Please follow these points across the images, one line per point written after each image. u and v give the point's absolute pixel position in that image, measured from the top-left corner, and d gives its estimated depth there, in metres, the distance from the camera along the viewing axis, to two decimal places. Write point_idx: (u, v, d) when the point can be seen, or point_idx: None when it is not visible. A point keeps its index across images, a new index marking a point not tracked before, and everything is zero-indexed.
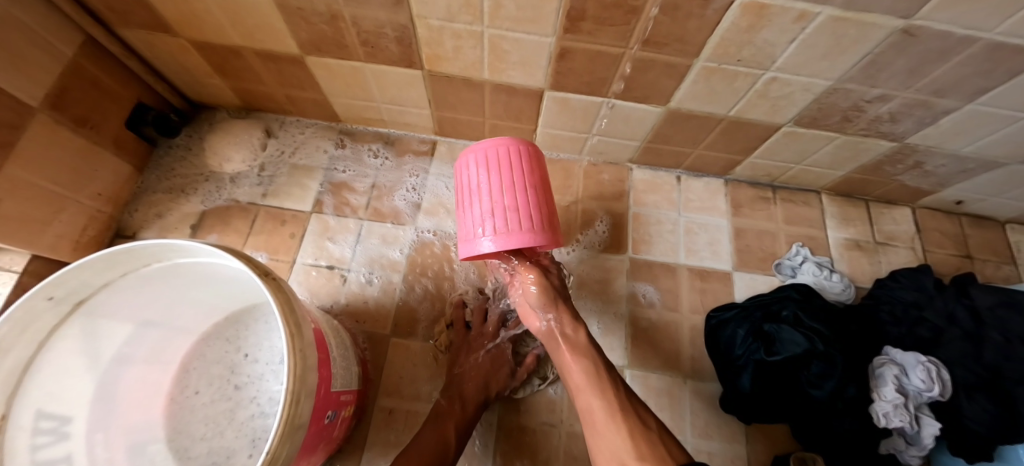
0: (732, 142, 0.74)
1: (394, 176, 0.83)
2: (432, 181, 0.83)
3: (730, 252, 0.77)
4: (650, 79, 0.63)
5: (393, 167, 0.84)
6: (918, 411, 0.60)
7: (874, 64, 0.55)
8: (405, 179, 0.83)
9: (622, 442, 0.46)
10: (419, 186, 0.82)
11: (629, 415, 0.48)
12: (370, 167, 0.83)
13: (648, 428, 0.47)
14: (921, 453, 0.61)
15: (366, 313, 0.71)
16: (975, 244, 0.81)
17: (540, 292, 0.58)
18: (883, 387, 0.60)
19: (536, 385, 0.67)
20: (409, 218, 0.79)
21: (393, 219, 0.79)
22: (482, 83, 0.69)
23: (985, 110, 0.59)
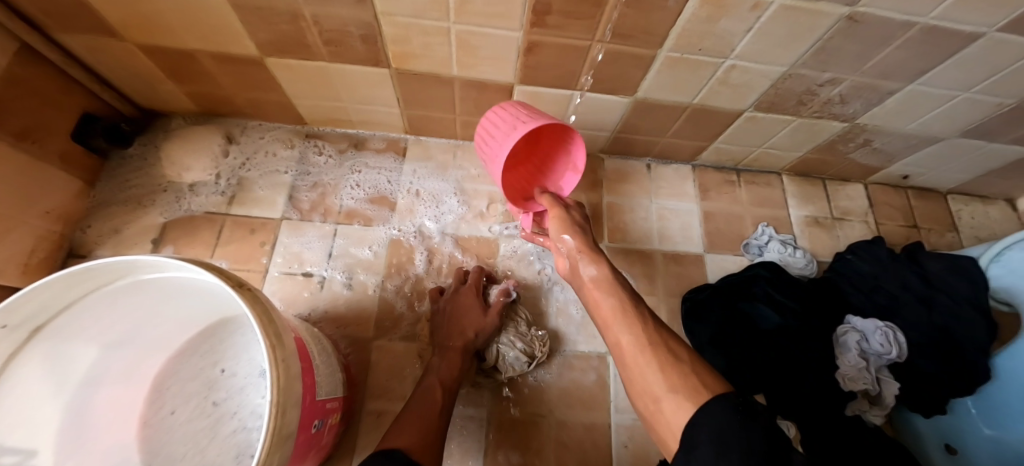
0: (697, 128, 0.76)
1: (335, 172, 0.81)
2: (382, 180, 0.81)
3: (701, 235, 0.80)
4: (618, 70, 0.64)
5: (336, 164, 0.82)
6: (879, 373, 0.66)
7: (824, 50, 0.58)
8: (348, 176, 0.81)
9: (652, 376, 0.40)
10: (363, 182, 0.81)
11: (657, 347, 0.43)
12: (323, 168, 0.81)
13: (679, 358, 0.41)
14: (882, 412, 0.67)
15: (345, 318, 0.70)
16: (921, 214, 0.87)
17: (560, 224, 0.60)
18: (847, 350, 0.65)
19: (522, 367, 0.65)
20: (376, 218, 0.78)
21: (360, 220, 0.77)
22: (451, 80, 0.69)
23: (925, 89, 0.64)
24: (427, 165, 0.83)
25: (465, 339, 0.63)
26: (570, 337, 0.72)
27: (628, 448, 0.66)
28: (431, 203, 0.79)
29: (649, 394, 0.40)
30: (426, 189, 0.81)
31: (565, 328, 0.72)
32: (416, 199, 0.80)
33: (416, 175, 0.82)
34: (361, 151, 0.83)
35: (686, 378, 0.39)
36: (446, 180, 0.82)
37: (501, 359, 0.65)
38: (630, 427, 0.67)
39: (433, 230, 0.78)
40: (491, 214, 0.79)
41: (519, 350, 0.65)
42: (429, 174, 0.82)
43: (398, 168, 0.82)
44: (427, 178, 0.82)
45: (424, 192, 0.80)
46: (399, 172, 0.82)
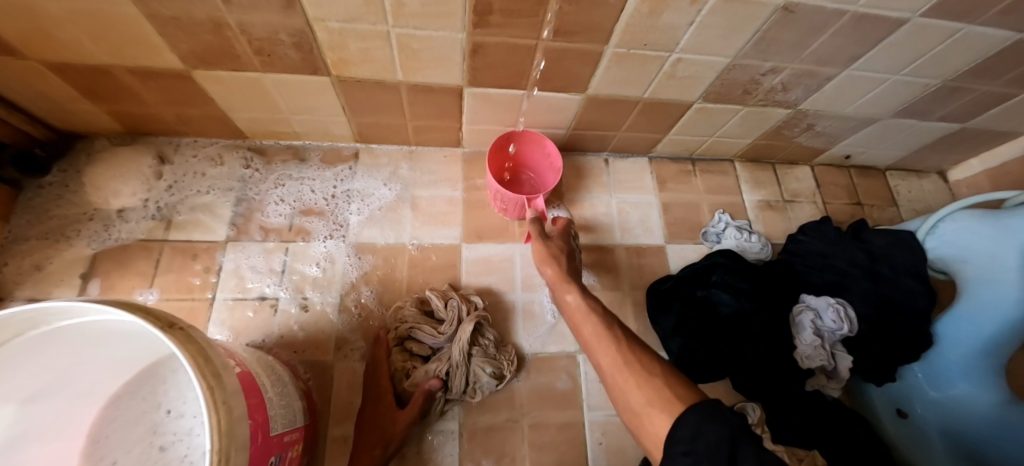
0: (651, 122, 0.77)
1: (259, 188, 0.76)
2: (308, 194, 0.76)
3: (661, 226, 0.81)
4: (566, 68, 0.63)
5: (259, 178, 0.77)
6: (834, 348, 0.69)
7: (764, 40, 0.59)
8: (270, 191, 0.76)
9: (634, 394, 0.39)
10: (287, 196, 0.76)
11: (633, 367, 0.41)
12: (260, 185, 0.76)
13: (651, 372, 0.40)
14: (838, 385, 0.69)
15: (302, 342, 0.67)
16: (863, 191, 0.92)
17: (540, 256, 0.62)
18: (802, 330, 0.68)
19: (492, 386, 0.64)
20: (313, 232, 0.74)
21: (301, 237, 0.73)
22: (397, 85, 0.66)
23: (859, 75, 0.67)
24: (352, 165, 0.79)
25: (388, 393, 0.61)
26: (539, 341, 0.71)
27: (604, 445, 0.66)
28: (356, 199, 0.77)
29: (630, 410, 0.39)
30: (353, 188, 0.77)
31: (533, 332, 0.72)
32: (341, 204, 0.76)
33: (341, 175, 0.78)
34: (299, 164, 0.79)
35: (660, 391, 0.38)
36: (374, 178, 0.79)
37: (472, 384, 0.64)
38: (605, 424, 0.68)
39: (355, 222, 0.75)
40: (452, 221, 0.77)
41: (490, 373, 0.64)
42: (356, 173, 0.79)
43: (323, 176, 0.78)
44: (376, 187, 0.78)
45: (355, 194, 0.77)
46: (322, 180, 0.78)
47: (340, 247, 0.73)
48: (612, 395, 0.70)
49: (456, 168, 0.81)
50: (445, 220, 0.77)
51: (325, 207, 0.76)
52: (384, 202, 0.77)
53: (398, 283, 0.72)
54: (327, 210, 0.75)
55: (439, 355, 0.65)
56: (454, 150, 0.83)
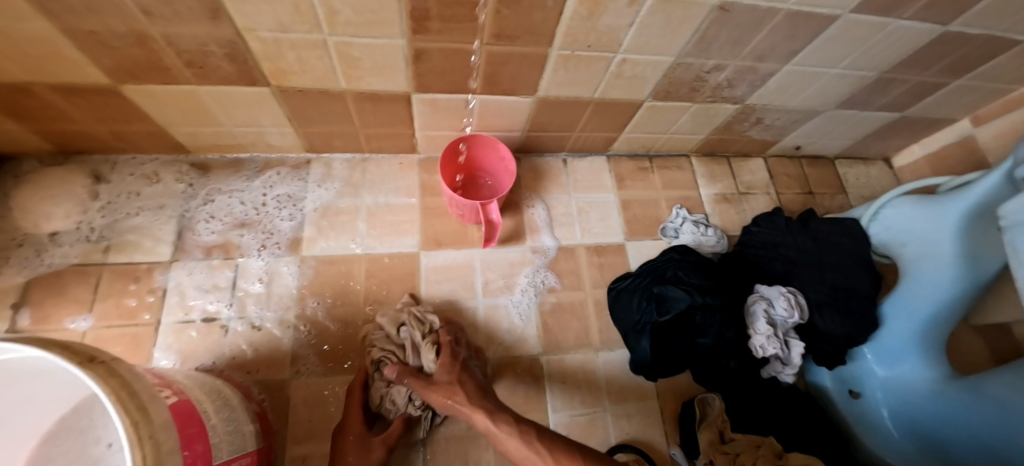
0: (604, 121, 0.77)
1: (189, 205, 0.73)
2: (237, 207, 0.74)
3: (621, 224, 0.82)
4: (512, 71, 0.63)
5: (195, 194, 0.74)
6: (788, 336, 0.70)
7: (704, 39, 0.60)
8: (199, 208, 0.73)
9: None
10: (218, 212, 0.73)
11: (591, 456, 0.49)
12: (191, 202, 0.73)
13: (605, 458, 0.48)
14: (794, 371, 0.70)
15: (255, 362, 0.65)
16: (814, 181, 0.95)
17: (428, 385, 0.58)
18: (756, 320, 0.69)
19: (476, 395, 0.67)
20: (247, 252, 0.71)
21: (229, 254, 0.70)
22: (342, 93, 0.64)
23: (799, 69, 0.69)
24: (279, 169, 0.77)
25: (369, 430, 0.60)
26: (502, 346, 0.71)
27: None
28: (288, 204, 0.75)
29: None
30: (282, 193, 0.76)
31: (495, 337, 0.71)
32: (272, 212, 0.74)
33: (268, 182, 0.76)
34: (234, 177, 0.76)
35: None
36: (303, 181, 0.77)
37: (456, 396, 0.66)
38: (569, 424, 0.68)
39: (287, 229, 0.73)
40: (409, 229, 0.76)
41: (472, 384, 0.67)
42: (283, 178, 0.77)
43: (250, 187, 0.75)
44: (320, 197, 0.76)
45: (283, 201, 0.75)
46: (248, 191, 0.75)
47: (276, 259, 0.71)
48: (574, 395, 0.70)
49: (412, 175, 0.80)
50: (402, 228, 0.76)
51: (255, 218, 0.73)
52: (320, 202, 0.76)
53: (355, 295, 0.70)
54: (257, 221, 0.73)
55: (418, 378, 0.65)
56: (409, 157, 0.81)
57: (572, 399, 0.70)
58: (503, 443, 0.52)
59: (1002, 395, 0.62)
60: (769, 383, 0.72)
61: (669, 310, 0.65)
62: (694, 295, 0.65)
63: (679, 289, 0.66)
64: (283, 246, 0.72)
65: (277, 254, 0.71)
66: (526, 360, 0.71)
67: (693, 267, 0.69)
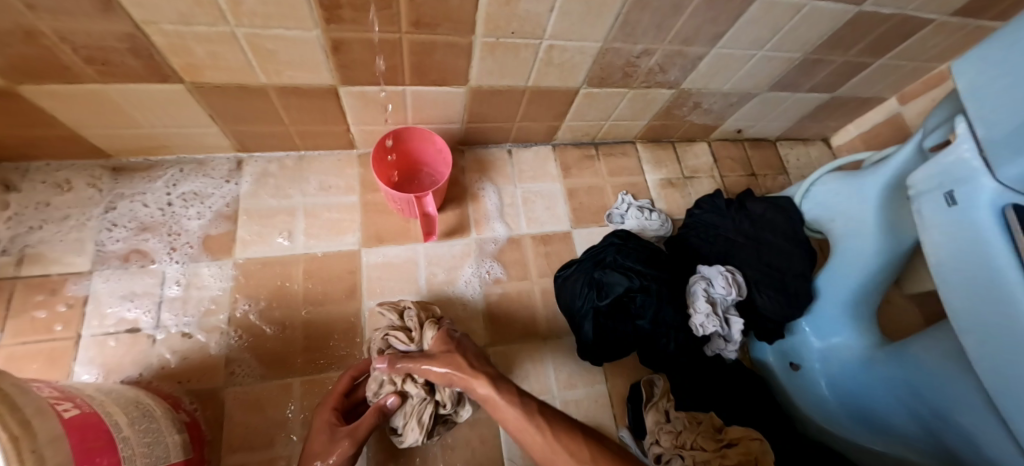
0: (543, 110, 0.77)
1: (86, 213, 0.69)
2: (140, 210, 0.70)
3: (566, 212, 0.82)
4: (439, 60, 0.62)
5: (101, 200, 0.70)
6: (728, 313, 0.71)
7: (627, 23, 0.60)
8: (95, 215, 0.69)
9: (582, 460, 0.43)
10: (121, 219, 0.70)
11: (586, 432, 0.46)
12: (96, 209, 0.69)
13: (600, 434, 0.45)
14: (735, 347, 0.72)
15: (189, 371, 0.62)
16: (757, 162, 0.97)
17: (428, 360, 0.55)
18: (697, 299, 0.69)
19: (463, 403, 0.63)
20: (158, 258, 0.68)
21: (138, 261, 0.67)
22: (264, 89, 0.62)
23: (726, 52, 0.70)
24: (180, 166, 0.74)
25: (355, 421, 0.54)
26: None
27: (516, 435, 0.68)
28: (194, 201, 0.72)
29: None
30: (187, 190, 0.73)
31: None
32: (177, 211, 0.71)
33: (171, 180, 0.73)
34: (138, 180, 0.72)
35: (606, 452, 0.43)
36: (209, 178, 0.74)
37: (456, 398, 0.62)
38: None
39: (195, 227, 0.71)
40: (349, 228, 0.75)
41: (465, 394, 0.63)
42: (187, 175, 0.74)
43: (152, 189, 0.72)
44: (251, 199, 0.74)
45: (188, 199, 0.72)
46: (151, 193, 0.72)
47: (192, 262, 0.68)
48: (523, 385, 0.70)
49: (351, 172, 0.79)
50: (342, 227, 0.74)
51: (160, 220, 0.70)
52: (229, 198, 0.73)
53: (293, 297, 0.68)
54: (161, 223, 0.70)
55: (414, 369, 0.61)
56: (348, 153, 0.80)
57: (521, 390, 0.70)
58: (502, 411, 0.50)
59: (919, 353, 0.62)
60: (713, 360, 0.73)
61: (609, 294, 0.66)
62: (631, 279, 0.66)
63: (617, 274, 0.67)
64: (195, 246, 0.69)
65: (191, 257, 0.68)
66: None
67: (632, 250, 0.71)
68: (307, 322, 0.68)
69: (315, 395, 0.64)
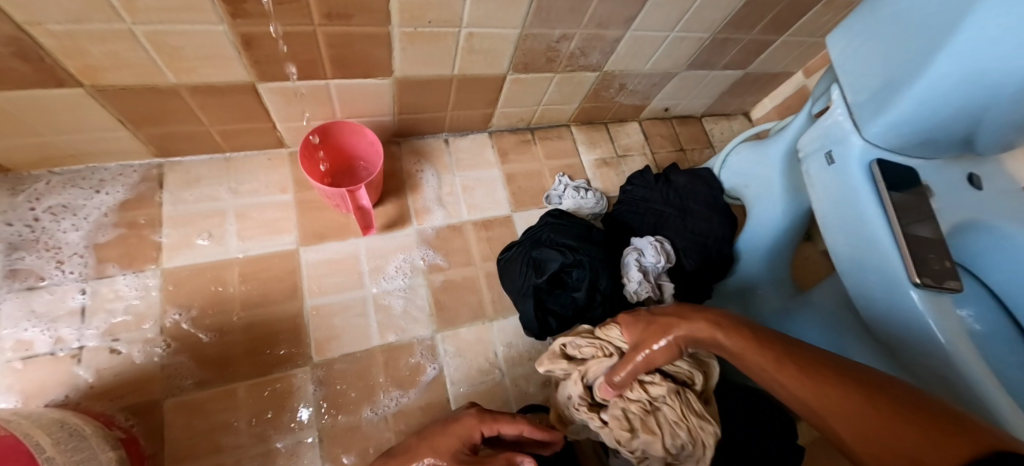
0: (474, 96, 0.79)
1: None
2: (2, 230, 0.64)
3: (506, 196, 0.86)
4: (359, 52, 0.62)
5: None
6: (661, 280, 0.75)
7: (541, 9, 0.62)
8: None
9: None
10: None
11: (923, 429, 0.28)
12: None
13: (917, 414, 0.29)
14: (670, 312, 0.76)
15: (122, 386, 0.59)
16: (685, 138, 1.04)
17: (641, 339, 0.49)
18: (631, 268, 0.74)
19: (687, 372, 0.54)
20: (45, 274, 0.63)
21: (23, 280, 0.62)
22: (174, 88, 0.60)
23: (641, 34, 0.74)
24: (47, 178, 0.68)
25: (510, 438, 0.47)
26: (396, 331, 0.71)
27: None
28: (65, 214, 0.67)
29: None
30: (55, 204, 0.67)
31: (388, 321, 0.71)
32: (48, 226, 0.66)
33: (33, 195, 0.67)
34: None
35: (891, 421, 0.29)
36: (79, 188, 0.69)
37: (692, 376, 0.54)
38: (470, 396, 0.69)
39: (73, 240, 0.66)
40: (285, 227, 0.74)
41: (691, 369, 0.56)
42: (53, 187, 0.68)
43: (12, 204, 0.65)
44: (177, 204, 0.72)
45: (67, 210, 0.67)
46: (11, 209, 0.65)
47: (84, 275, 0.64)
48: (473, 367, 0.72)
49: (283, 170, 0.78)
50: (278, 227, 0.74)
51: (29, 238, 0.65)
52: (106, 207, 0.69)
53: (231, 302, 0.67)
54: (32, 240, 0.65)
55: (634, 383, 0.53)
56: (278, 152, 0.79)
57: (471, 371, 0.71)
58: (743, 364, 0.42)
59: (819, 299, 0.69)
60: None
61: (546, 271, 0.69)
62: (565, 255, 0.70)
63: (552, 251, 0.70)
64: (84, 258, 0.65)
65: (86, 267, 0.65)
66: (421, 340, 0.72)
67: (567, 227, 0.74)
68: (248, 325, 0.66)
69: (264, 396, 0.62)
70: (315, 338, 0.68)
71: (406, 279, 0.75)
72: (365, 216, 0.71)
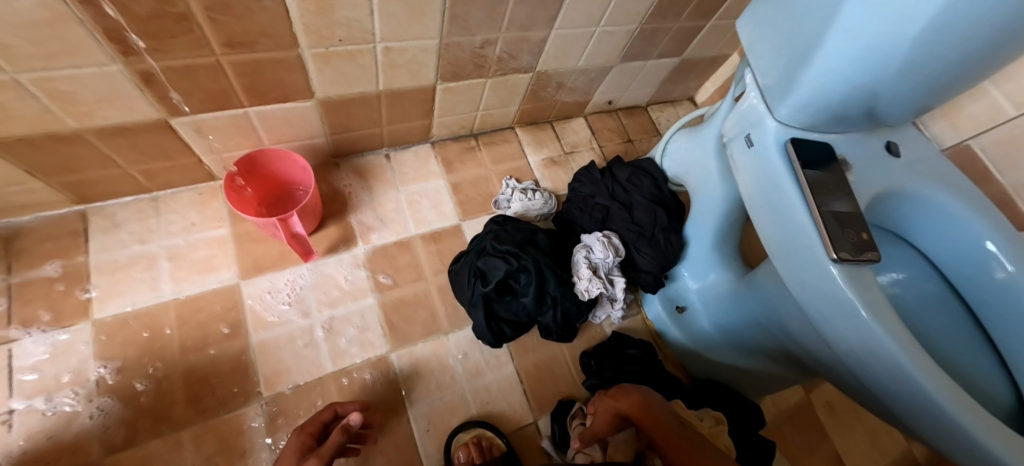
0: (406, 109, 0.78)
1: None
2: None
3: (453, 206, 0.87)
4: (271, 76, 0.60)
5: None
6: (612, 275, 0.76)
7: (457, 17, 0.61)
8: None
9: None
10: None
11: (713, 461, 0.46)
12: None
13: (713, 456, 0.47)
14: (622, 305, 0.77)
15: (51, 451, 0.57)
16: (631, 129, 1.07)
17: (608, 423, 0.58)
18: (579, 266, 0.74)
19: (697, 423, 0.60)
20: None
21: None
22: (78, 133, 0.57)
23: (566, 32, 0.73)
24: None
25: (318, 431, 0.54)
26: (349, 357, 0.70)
27: (431, 432, 0.68)
28: None
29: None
30: None
31: (340, 347, 0.70)
32: None
33: None
34: None
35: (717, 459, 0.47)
36: None
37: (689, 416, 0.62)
38: (429, 413, 0.69)
39: None
40: (223, 263, 0.73)
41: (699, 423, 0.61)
42: None
43: None
44: (104, 253, 0.70)
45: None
46: None
47: None
48: (431, 383, 0.71)
49: (215, 204, 0.77)
50: (217, 262, 0.73)
51: None
52: None
53: (169, 347, 0.65)
54: None
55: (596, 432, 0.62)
56: (211, 185, 0.78)
57: (428, 389, 0.71)
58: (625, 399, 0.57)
59: (762, 277, 0.68)
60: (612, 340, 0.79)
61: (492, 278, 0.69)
62: (507, 262, 0.70)
63: (496, 259, 0.70)
64: None
65: None
66: (373, 361, 0.71)
67: (513, 232, 0.74)
68: (190, 369, 0.64)
69: (212, 440, 0.61)
70: (263, 374, 0.66)
71: (295, 292, 0.73)
72: (302, 243, 0.70)
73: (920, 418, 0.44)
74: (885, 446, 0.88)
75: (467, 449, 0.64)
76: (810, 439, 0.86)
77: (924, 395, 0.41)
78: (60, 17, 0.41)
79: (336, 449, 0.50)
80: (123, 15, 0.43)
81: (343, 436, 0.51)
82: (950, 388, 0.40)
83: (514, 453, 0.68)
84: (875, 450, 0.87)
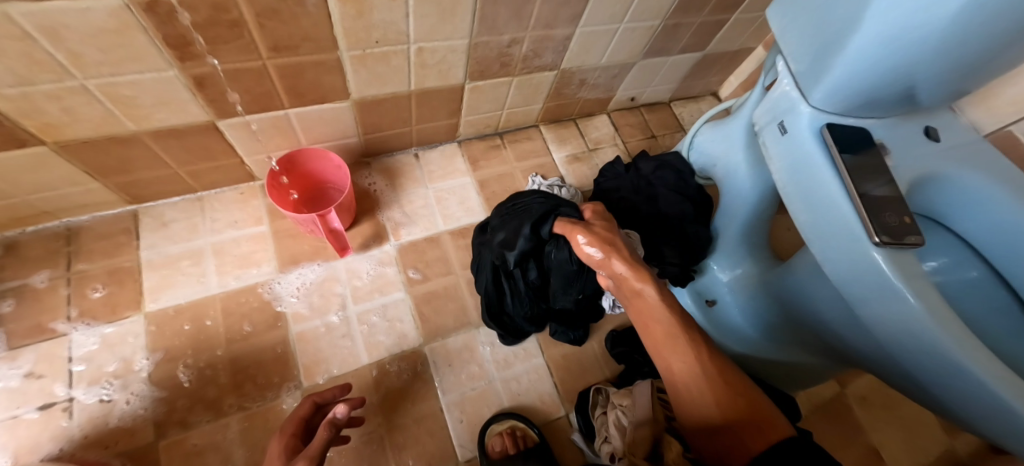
0: (434, 109, 0.80)
1: None
2: None
3: (479, 203, 0.88)
4: (311, 79, 0.62)
5: None
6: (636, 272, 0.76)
7: (486, 16, 0.63)
8: None
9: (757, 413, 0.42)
10: None
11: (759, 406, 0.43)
12: None
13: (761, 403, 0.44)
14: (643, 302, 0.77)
15: (108, 434, 0.60)
16: (654, 125, 1.07)
17: (587, 241, 0.58)
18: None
19: None
20: None
21: None
22: (134, 135, 0.61)
23: (591, 29, 0.74)
24: None
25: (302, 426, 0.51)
26: (383, 349, 0.72)
27: (464, 422, 0.69)
28: None
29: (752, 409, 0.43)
30: None
31: (375, 340, 0.72)
32: None
33: None
34: None
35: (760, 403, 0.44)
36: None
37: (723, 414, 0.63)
38: (461, 403, 0.70)
39: None
40: (262, 258, 0.76)
41: None
42: None
43: None
44: (151, 250, 0.73)
45: (11, 272, 0.68)
46: None
47: (28, 341, 0.64)
48: (462, 373, 0.72)
49: (254, 203, 0.80)
50: (256, 258, 0.76)
51: None
52: (26, 277, 0.68)
53: (215, 337, 0.68)
54: None
55: (621, 423, 0.60)
56: (251, 185, 0.82)
57: (459, 379, 0.72)
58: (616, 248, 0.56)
59: (796, 263, 0.68)
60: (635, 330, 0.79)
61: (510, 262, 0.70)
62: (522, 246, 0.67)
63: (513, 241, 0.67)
64: (27, 318, 0.65)
65: (46, 327, 0.65)
66: (405, 353, 0.72)
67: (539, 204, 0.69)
68: (234, 359, 0.67)
69: (256, 427, 0.63)
70: (302, 364, 0.69)
71: (331, 286, 0.75)
72: (338, 239, 0.73)
73: (963, 398, 0.42)
74: (925, 445, 0.84)
75: (502, 438, 0.66)
76: (845, 432, 0.83)
77: (964, 371, 0.40)
78: (126, 26, 0.44)
79: (324, 446, 0.44)
80: (182, 24, 0.46)
81: (330, 430, 0.46)
82: (979, 354, 0.39)
83: (548, 443, 0.68)
84: (915, 448, 0.84)
